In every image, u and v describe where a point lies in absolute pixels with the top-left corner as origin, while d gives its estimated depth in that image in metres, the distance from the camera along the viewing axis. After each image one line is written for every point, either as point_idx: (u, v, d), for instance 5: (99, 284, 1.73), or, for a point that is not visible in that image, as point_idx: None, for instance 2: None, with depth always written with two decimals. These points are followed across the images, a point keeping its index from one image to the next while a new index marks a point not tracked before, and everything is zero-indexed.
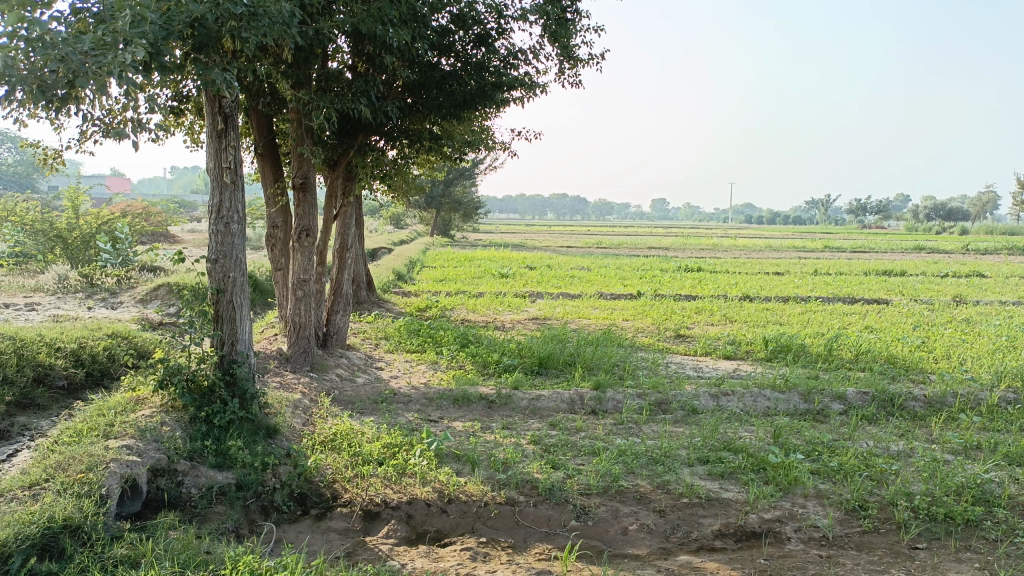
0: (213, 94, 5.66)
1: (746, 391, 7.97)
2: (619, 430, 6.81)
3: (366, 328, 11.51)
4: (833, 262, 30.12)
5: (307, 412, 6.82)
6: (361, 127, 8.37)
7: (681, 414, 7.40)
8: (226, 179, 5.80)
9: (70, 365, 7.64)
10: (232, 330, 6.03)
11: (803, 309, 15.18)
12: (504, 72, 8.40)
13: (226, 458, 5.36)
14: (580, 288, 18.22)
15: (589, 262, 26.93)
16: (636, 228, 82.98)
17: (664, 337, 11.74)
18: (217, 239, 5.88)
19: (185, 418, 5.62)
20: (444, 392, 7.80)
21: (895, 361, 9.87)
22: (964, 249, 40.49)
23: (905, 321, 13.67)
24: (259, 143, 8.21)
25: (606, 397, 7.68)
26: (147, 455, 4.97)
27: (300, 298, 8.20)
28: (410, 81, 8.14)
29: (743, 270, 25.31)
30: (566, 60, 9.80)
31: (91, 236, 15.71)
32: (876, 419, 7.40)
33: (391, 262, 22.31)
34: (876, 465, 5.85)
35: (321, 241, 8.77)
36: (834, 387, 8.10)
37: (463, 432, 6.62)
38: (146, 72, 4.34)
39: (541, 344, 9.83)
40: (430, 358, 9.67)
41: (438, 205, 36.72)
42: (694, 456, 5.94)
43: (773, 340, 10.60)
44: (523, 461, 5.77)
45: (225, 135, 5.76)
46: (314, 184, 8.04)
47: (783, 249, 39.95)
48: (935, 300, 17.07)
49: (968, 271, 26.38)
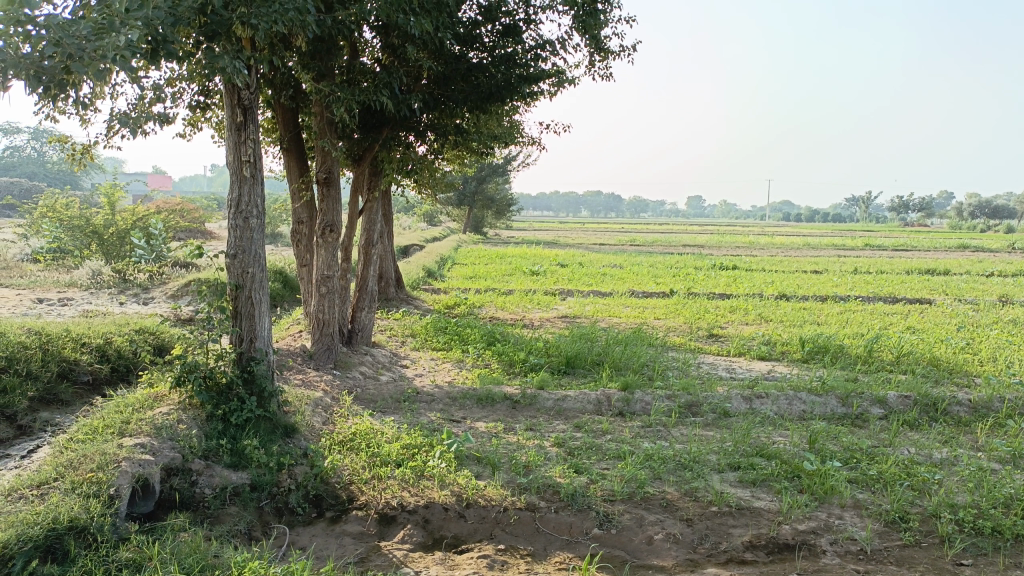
0: (231, 85, 5.56)
1: (780, 393, 7.68)
2: (647, 433, 6.59)
3: (394, 325, 11.41)
4: (873, 261, 29.40)
5: (328, 411, 6.70)
6: (386, 121, 8.24)
7: (712, 417, 7.14)
8: (244, 173, 5.70)
9: (95, 361, 7.64)
10: (250, 326, 5.92)
11: (842, 308, 14.74)
12: (532, 64, 8.21)
13: (241, 457, 5.25)
14: (612, 286, 17.95)
15: (622, 260, 26.57)
16: (670, 226, 82.09)
17: (696, 336, 11.44)
18: (235, 234, 5.76)
19: (202, 416, 5.53)
20: (468, 391, 7.64)
21: (938, 363, 9.47)
22: (1009, 247, 39.29)
23: (949, 322, 13.19)
24: (284, 137, 8.11)
25: (634, 399, 7.46)
26: (162, 454, 4.90)
27: (323, 294, 8.10)
28: (435, 74, 7.99)
29: (779, 269, 24.80)
30: (596, 52, 9.59)
31: (126, 232, 15.86)
32: (918, 424, 7.07)
33: (422, 258, 22.24)
34: (919, 474, 5.56)
35: (346, 237, 8.65)
36: (873, 390, 7.78)
37: (485, 433, 6.45)
38: (153, 59, 4.29)
39: (569, 343, 9.61)
40: (455, 356, 9.53)
41: (470, 202, 36.64)
42: (725, 462, 5.69)
43: (810, 341, 10.26)
44: (546, 465, 5.58)
45: (244, 128, 5.65)
46: (338, 179, 7.93)
47: (822, 247, 39.14)
48: (980, 300, 16.48)
49: (1015, 270, 25.52)
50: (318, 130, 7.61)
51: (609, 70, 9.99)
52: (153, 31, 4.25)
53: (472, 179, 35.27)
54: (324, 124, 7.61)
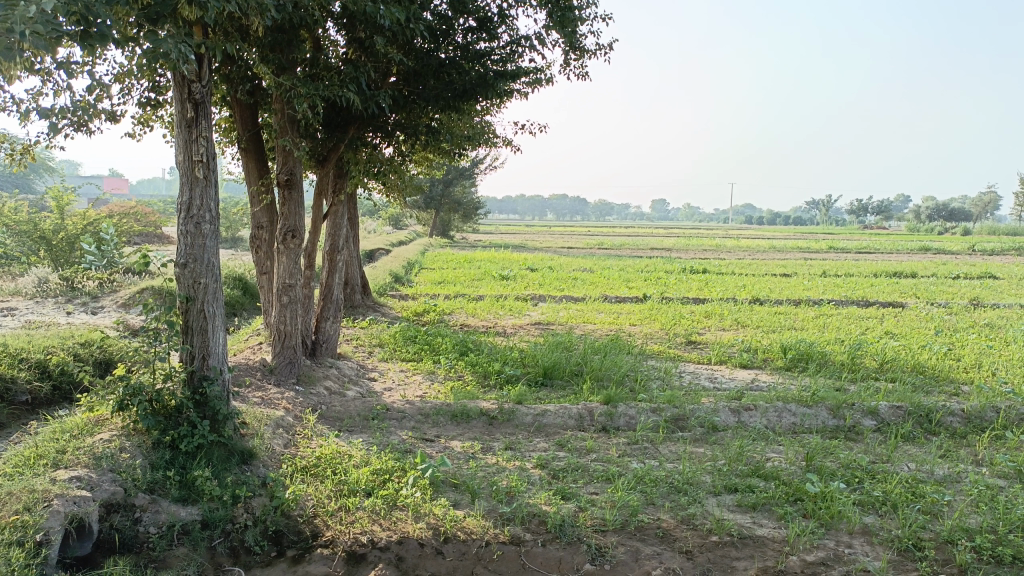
0: (182, 77, 5.02)
1: (769, 405, 7.32)
2: (634, 451, 6.19)
3: (360, 335, 10.88)
4: (840, 264, 29.51)
5: (290, 433, 6.18)
6: (353, 119, 7.72)
7: (700, 432, 6.77)
8: (197, 174, 5.16)
9: (35, 378, 7.03)
10: (203, 342, 5.36)
11: (817, 313, 14.53)
12: (507, 60, 7.76)
13: (191, 490, 4.71)
14: (584, 291, 17.57)
15: (592, 263, 26.22)
16: (636, 229, 82.33)
17: (674, 344, 11.08)
18: (187, 241, 5.22)
19: (148, 443, 4.98)
20: (441, 406, 7.16)
21: (923, 370, 9.22)
22: (970, 249, 39.75)
23: (926, 326, 13.03)
24: (242, 137, 7.55)
25: (617, 412, 7.04)
26: (100, 489, 4.39)
27: (285, 304, 7.56)
28: (405, 70, 7.52)
29: (749, 272, 24.67)
30: (571, 50, 9.20)
31: (77, 237, 15.13)
32: (913, 438, 6.77)
33: (388, 263, 21.68)
34: (925, 494, 5.22)
35: (309, 243, 8.11)
36: (864, 401, 7.46)
37: (461, 454, 5.98)
38: (81, 40, 3.74)
39: (545, 352, 9.18)
40: (426, 368, 9.04)
41: (437, 205, 36.07)
42: (720, 484, 5.30)
43: (791, 347, 9.95)
44: (529, 490, 5.14)
45: (196, 124, 5.12)
46: (300, 180, 7.38)
47: (789, 249, 39.34)
48: (952, 303, 16.44)
49: (979, 272, 25.79)
50: (280, 129, 7.07)
51: (585, 68, 9.61)
52: (79, 8, 3.73)
53: (439, 182, 34.78)
54: (286, 122, 7.06)
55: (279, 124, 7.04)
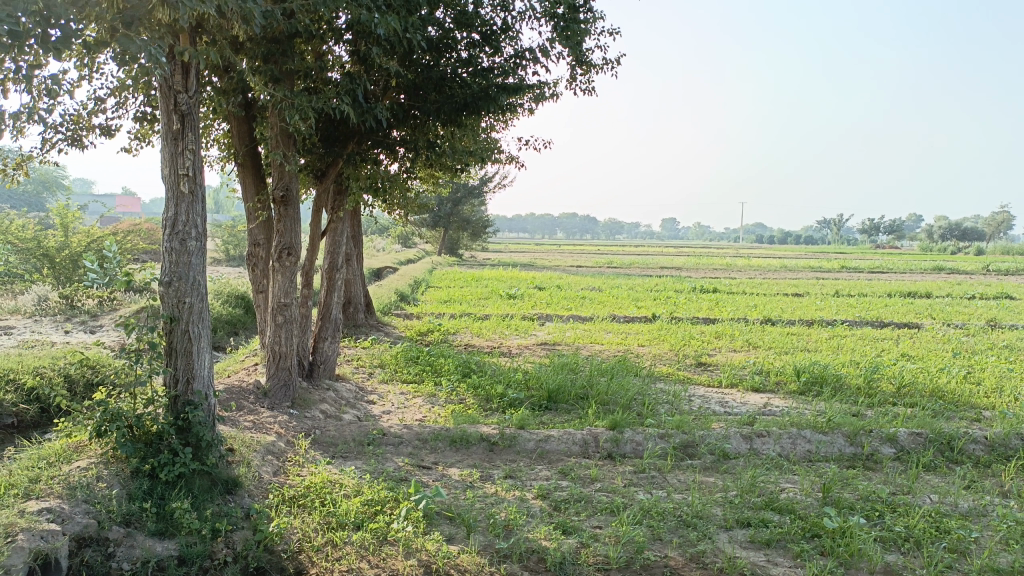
0: (167, 87, 4.84)
1: (782, 431, 7.01)
2: (641, 481, 5.89)
3: (361, 355, 10.63)
4: (852, 284, 29.09)
5: (280, 460, 5.91)
6: (352, 133, 7.53)
7: (710, 460, 6.46)
8: (182, 188, 4.96)
9: (22, 400, 6.81)
10: (187, 365, 5.12)
11: (831, 334, 14.17)
12: (511, 74, 7.55)
13: (169, 523, 4.45)
14: (592, 310, 17.28)
15: (600, 282, 25.93)
16: (646, 248, 82.05)
17: (684, 365, 10.77)
18: (171, 258, 5.00)
19: (126, 471, 4.74)
20: (440, 431, 6.87)
21: (942, 395, 8.88)
22: (984, 269, 39.24)
23: (943, 348, 12.67)
24: (238, 152, 7.36)
25: (624, 438, 6.74)
26: (72, 522, 4.14)
27: (280, 325, 7.32)
28: (405, 82, 7.35)
29: (760, 292, 24.35)
30: (577, 65, 9.00)
31: (80, 254, 15.03)
32: (935, 468, 6.43)
33: (394, 282, 21.48)
34: (950, 530, 4.90)
35: (307, 261, 7.87)
36: (883, 427, 7.13)
37: (458, 483, 5.70)
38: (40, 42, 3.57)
39: (550, 375, 8.89)
40: (427, 390, 8.77)
41: (445, 224, 35.97)
42: (732, 518, 4.99)
43: (805, 370, 9.62)
44: (528, 524, 4.86)
45: (182, 137, 4.93)
46: (296, 196, 7.17)
47: (801, 269, 38.92)
48: (969, 324, 16.03)
49: (996, 292, 25.30)
50: (275, 143, 6.86)
51: (592, 83, 9.40)
52: (40, 9, 3.58)
53: (447, 201, 34.72)
54: (281, 137, 6.86)
55: (274, 138, 6.84)
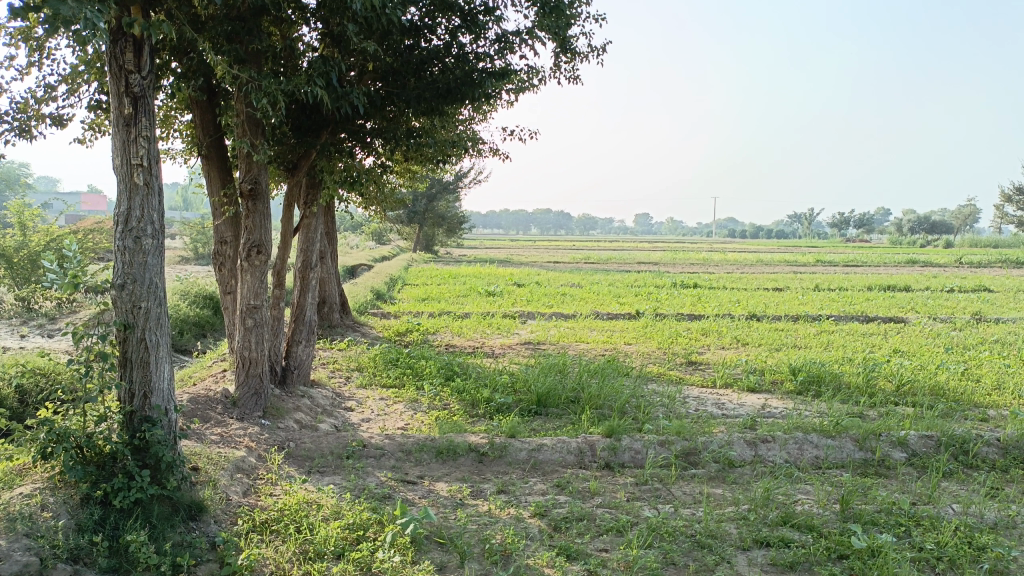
0: (118, 67, 4.31)
1: (788, 436, 6.61)
2: (645, 494, 5.47)
3: (338, 358, 10.09)
4: (830, 277, 28.95)
5: (251, 478, 5.39)
6: (326, 122, 7.01)
7: (715, 469, 6.04)
8: (136, 180, 4.43)
9: None
10: (144, 377, 4.58)
11: (819, 330, 13.87)
12: (494, 59, 7.08)
13: (123, 558, 3.92)
14: (574, 307, 16.85)
15: (580, 278, 25.50)
16: (620, 244, 81.96)
17: (674, 365, 10.38)
18: (124, 258, 4.45)
19: (75, 499, 4.19)
20: (425, 441, 6.38)
21: (944, 393, 8.56)
22: (958, 262, 39.42)
23: (934, 343, 12.40)
24: (201, 143, 6.79)
25: (622, 447, 6.31)
26: (8, 562, 3.60)
27: (249, 328, 6.78)
28: (382, 66, 6.85)
29: (740, 286, 24.10)
30: (562, 52, 8.53)
31: (39, 254, 14.29)
32: (951, 474, 6.09)
33: (369, 279, 20.91)
34: (985, 548, 4.54)
35: (278, 260, 7.32)
36: (892, 430, 6.77)
37: (448, 501, 5.22)
38: None
39: (538, 377, 8.44)
40: (409, 395, 8.27)
41: (420, 220, 35.38)
42: (749, 537, 4.58)
43: (802, 369, 9.24)
44: (527, 548, 4.41)
45: (135, 122, 4.40)
46: (266, 189, 6.62)
47: (777, 263, 38.87)
48: (955, 318, 15.83)
49: (973, 285, 25.27)
50: (242, 130, 6.29)
51: (577, 72, 8.94)
52: None
53: (422, 197, 34.13)
54: (248, 124, 6.30)
55: (241, 125, 6.28)
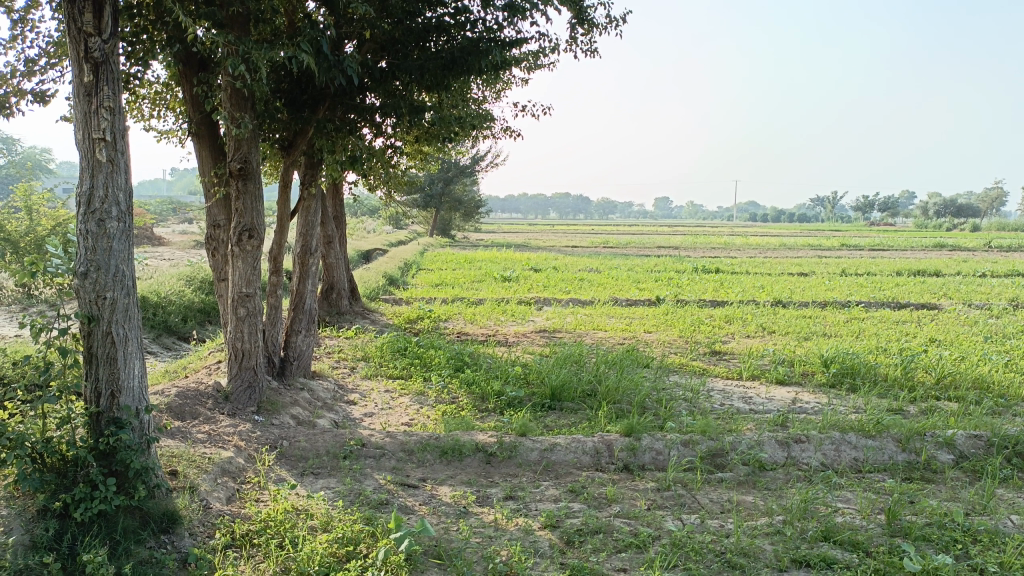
0: (76, 29, 3.85)
1: (824, 435, 6.07)
2: (668, 501, 4.96)
3: (343, 347, 9.65)
4: (857, 262, 28.07)
5: (237, 482, 4.95)
6: (323, 97, 6.55)
7: (744, 473, 5.52)
8: (99, 156, 3.96)
9: None
10: (110, 375, 4.13)
11: (849, 317, 13.26)
12: (503, 26, 6.55)
13: None
14: (592, 293, 16.31)
15: (598, 263, 24.89)
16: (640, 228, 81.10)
17: (697, 354, 9.86)
18: (86, 243, 3.99)
19: (31, 512, 3.77)
20: (429, 440, 5.90)
21: (990, 387, 7.96)
22: (986, 246, 38.32)
23: (972, 332, 11.72)
24: (190, 118, 6.33)
25: (641, 447, 5.81)
26: None
27: (241, 318, 6.35)
28: (382, 35, 6.37)
29: (764, 271, 23.39)
30: (579, 23, 7.94)
31: (44, 239, 13.97)
32: (1006, 479, 5.53)
33: (383, 265, 20.51)
34: None
35: (275, 245, 6.86)
36: (938, 429, 6.21)
37: (450, 508, 4.76)
38: None
39: (553, 368, 7.93)
40: (416, 387, 7.81)
41: (437, 203, 34.95)
42: (786, 555, 4.08)
43: (834, 360, 8.66)
44: (535, 567, 3.94)
45: (96, 91, 3.92)
46: (257, 169, 6.15)
47: (798, 248, 37.97)
48: (991, 304, 15.12)
49: (1008, 270, 24.34)
50: (226, 103, 5.84)
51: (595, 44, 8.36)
52: None
53: (438, 180, 33.69)
54: (234, 97, 5.85)
55: (226, 98, 5.83)
